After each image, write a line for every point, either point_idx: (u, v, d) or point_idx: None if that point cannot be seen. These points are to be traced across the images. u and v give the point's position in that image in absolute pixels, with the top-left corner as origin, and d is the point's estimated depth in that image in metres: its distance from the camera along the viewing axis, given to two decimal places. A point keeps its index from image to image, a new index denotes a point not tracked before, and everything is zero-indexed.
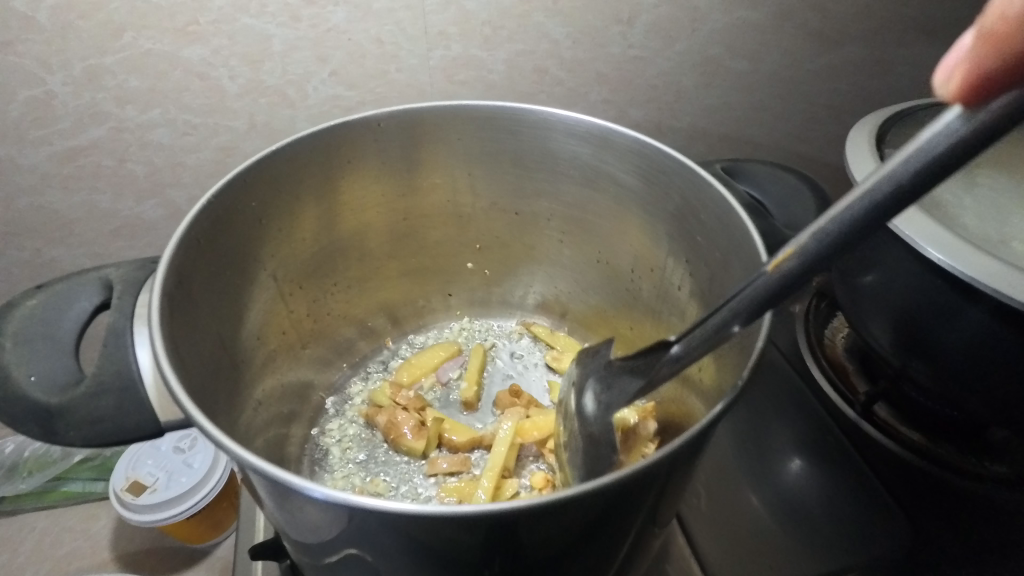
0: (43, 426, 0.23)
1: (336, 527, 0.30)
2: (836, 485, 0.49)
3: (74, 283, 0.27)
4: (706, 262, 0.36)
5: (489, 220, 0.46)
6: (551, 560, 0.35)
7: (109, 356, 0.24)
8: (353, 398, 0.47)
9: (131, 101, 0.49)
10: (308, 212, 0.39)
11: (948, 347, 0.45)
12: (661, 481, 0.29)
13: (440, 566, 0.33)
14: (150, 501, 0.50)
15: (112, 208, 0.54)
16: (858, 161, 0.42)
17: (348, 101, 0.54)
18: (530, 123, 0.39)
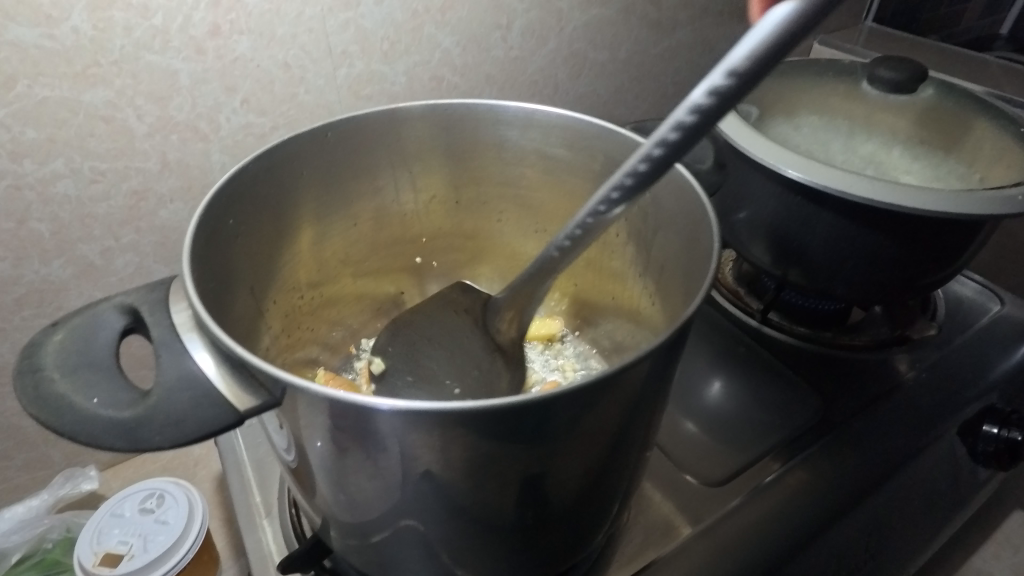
0: (128, 436, 0.24)
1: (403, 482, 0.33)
2: (763, 384, 0.60)
3: (92, 313, 0.28)
4: (640, 205, 0.42)
5: (433, 212, 0.50)
6: (580, 489, 0.39)
7: (168, 365, 0.26)
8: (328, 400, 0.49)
9: (29, 154, 0.46)
10: (273, 225, 0.40)
11: (816, 251, 0.57)
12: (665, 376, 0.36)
13: (487, 516, 0.37)
14: (130, 568, 0.47)
15: (13, 274, 0.49)
16: None
17: (260, 128, 0.54)
18: (462, 117, 0.44)
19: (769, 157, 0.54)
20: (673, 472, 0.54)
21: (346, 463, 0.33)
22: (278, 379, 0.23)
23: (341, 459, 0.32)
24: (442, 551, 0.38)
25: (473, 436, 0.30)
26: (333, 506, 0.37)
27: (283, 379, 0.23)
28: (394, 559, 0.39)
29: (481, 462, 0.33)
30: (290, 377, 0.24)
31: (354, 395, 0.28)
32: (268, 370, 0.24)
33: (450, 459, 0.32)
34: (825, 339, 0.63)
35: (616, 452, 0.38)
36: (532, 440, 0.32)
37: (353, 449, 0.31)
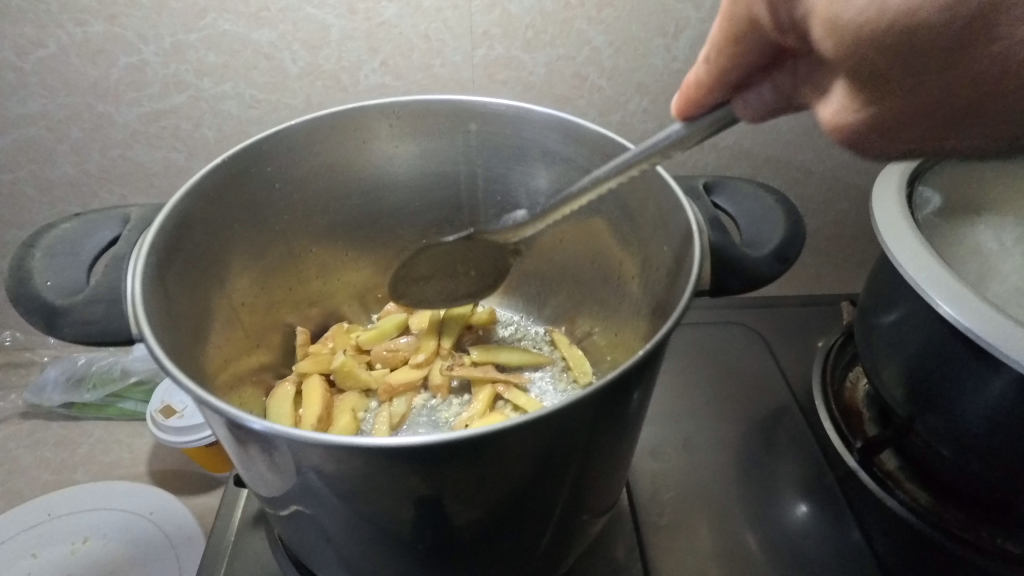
0: (46, 319, 0.28)
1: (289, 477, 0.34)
2: (824, 546, 0.48)
3: (102, 216, 0.33)
4: (672, 273, 0.37)
5: (500, 214, 0.48)
6: (483, 536, 0.37)
7: (109, 275, 0.30)
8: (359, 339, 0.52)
9: (208, 74, 0.55)
10: (322, 184, 0.43)
11: (966, 412, 0.43)
12: (584, 438, 0.34)
13: (378, 534, 0.36)
14: (176, 426, 0.56)
15: (185, 166, 0.61)
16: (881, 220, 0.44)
17: (393, 91, 0.58)
18: (530, 125, 0.42)
19: (918, 274, 0.40)
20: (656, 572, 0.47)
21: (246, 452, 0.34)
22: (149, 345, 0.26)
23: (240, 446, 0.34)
24: (337, 545, 0.38)
25: (348, 455, 0.30)
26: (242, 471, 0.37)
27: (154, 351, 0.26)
28: (300, 535, 0.40)
29: (364, 480, 0.32)
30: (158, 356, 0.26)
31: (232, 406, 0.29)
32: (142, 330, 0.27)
33: (333, 466, 0.31)
34: (945, 517, 0.48)
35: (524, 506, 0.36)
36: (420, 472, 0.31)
37: (246, 437, 0.32)
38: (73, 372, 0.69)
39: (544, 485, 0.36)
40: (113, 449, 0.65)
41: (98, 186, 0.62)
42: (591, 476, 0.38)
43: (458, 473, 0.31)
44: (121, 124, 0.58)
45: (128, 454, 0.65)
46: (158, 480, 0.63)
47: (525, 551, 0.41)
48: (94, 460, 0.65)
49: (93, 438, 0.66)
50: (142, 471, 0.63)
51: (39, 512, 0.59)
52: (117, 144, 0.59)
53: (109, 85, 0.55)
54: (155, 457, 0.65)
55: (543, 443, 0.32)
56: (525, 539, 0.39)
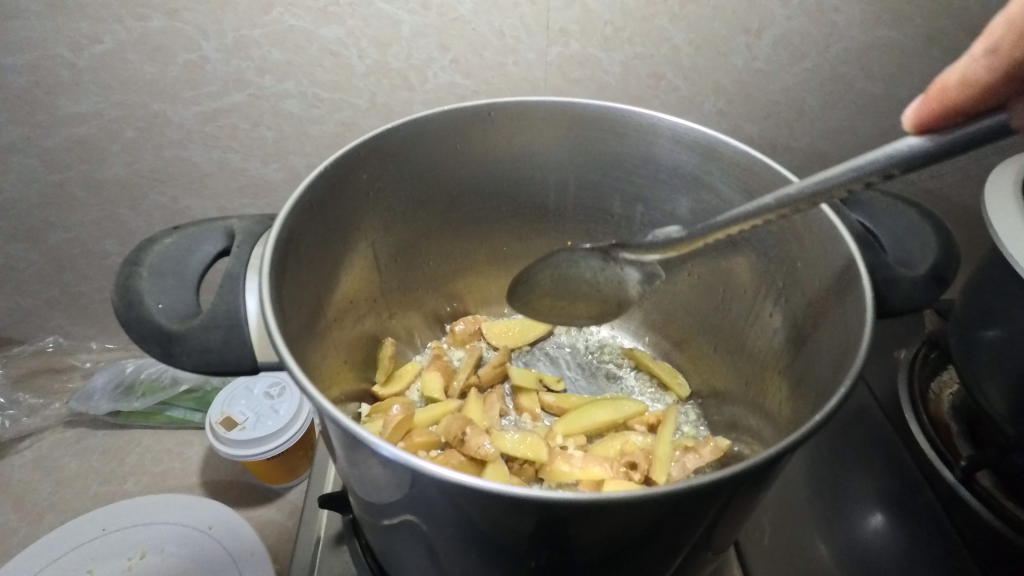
0: (163, 347, 0.26)
1: (400, 488, 0.32)
2: (913, 551, 0.48)
3: (203, 228, 0.31)
4: (807, 292, 0.35)
5: (585, 219, 0.46)
6: (599, 562, 0.34)
7: (223, 297, 0.27)
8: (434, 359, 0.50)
9: (270, 72, 0.53)
10: (414, 191, 0.41)
11: None
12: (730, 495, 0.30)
13: (488, 550, 0.34)
14: (240, 438, 0.54)
15: (241, 166, 0.59)
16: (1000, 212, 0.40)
17: (463, 90, 0.55)
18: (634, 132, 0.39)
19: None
20: None
21: (356, 453, 0.31)
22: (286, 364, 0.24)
23: (349, 447, 0.31)
24: (441, 563, 0.36)
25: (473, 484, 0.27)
26: (351, 478, 0.35)
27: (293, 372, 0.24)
28: (399, 547, 0.38)
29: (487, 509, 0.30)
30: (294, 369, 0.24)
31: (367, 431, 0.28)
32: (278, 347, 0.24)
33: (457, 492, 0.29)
34: None
35: (646, 540, 0.33)
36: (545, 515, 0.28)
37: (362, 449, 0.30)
38: (121, 379, 0.66)
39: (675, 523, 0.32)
40: (163, 458, 0.63)
41: (149, 187, 0.60)
42: (724, 518, 0.34)
43: (584, 516, 0.29)
44: (177, 123, 0.55)
45: (177, 463, 0.63)
46: (212, 490, 0.61)
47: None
48: (143, 471, 0.63)
49: (140, 447, 0.64)
50: (195, 481, 0.62)
51: (90, 527, 0.56)
52: (172, 144, 0.57)
53: (166, 82, 0.53)
54: (207, 467, 0.63)
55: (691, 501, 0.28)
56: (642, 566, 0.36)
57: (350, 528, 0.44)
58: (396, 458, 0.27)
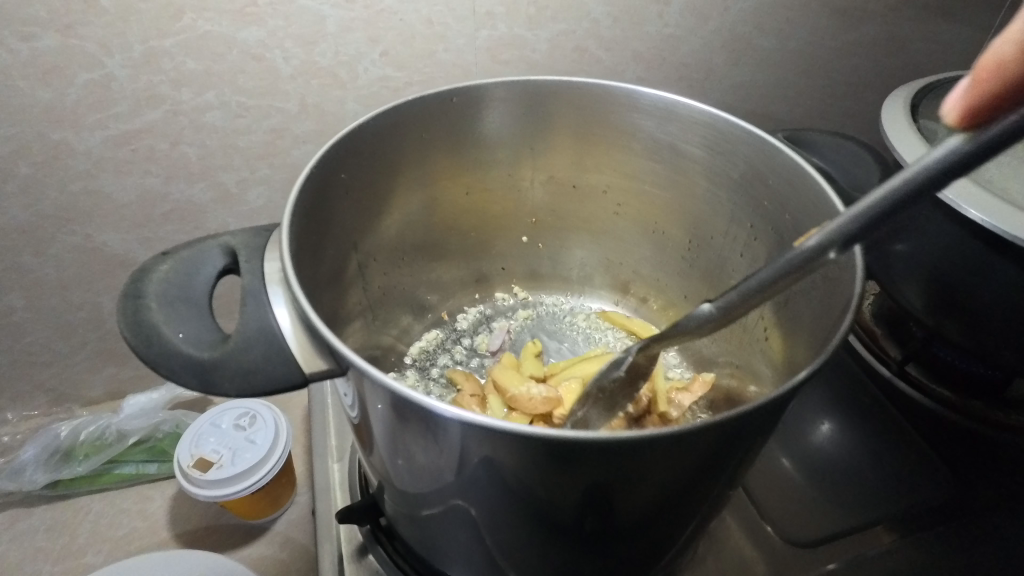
0: (200, 376, 0.25)
1: (451, 469, 0.32)
2: (868, 444, 0.53)
3: (197, 248, 0.29)
4: (776, 228, 0.38)
5: (546, 194, 0.48)
6: (642, 519, 0.35)
7: (251, 314, 0.26)
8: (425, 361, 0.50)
9: (187, 83, 0.49)
10: (388, 187, 0.41)
11: (984, 306, 0.47)
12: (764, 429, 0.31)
13: (539, 520, 0.34)
14: (218, 476, 0.50)
15: (163, 190, 0.54)
16: (901, 137, 0.47)
17: (395, 82, 0.54)
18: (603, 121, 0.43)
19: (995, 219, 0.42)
20: (757, 522, 0.52)
21: (406, 436, 0.31)
22: (351, 358, 0.23)
23: (399, 428, 0.31)
24: (493, 543, 0.37)
25: (530, 452, 0.28)
26: (391, 469, 0.36)
27: (354, 360, 0.23)
28: (439, 535, 0.38)
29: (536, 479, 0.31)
30: (357, 358, 0.24)
31: (420, 395, 0.27)
32: (338, 344, 0.24)
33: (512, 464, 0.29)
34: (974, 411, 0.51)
35: (684, 492, 0.34)
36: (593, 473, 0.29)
37: (413, 434, 0.30)
38: (57, 446, 0.61)
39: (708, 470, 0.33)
40: (123, 521, 0.58)
41: (56, 228, 0.54)
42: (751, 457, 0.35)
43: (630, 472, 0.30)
44: (82, 152, 0.50)
45: (140, 523, 0.57)
46: (189, 541, 0.56)
47: (666, 539, 0.39)
48: (101, 540, 0.57)
49: (91, 515, 0.58)
50: (166, 537, 0.57)
51: None
52: (78, 175, 0.51)
53: (65, 108, 0.47)
54: (177, 519, 0.58)
55: (739, 435, 0.29)
56: (674, 520, 0.37)
57: (371, 538, 0.43)
58: (456, 417, 0.26)
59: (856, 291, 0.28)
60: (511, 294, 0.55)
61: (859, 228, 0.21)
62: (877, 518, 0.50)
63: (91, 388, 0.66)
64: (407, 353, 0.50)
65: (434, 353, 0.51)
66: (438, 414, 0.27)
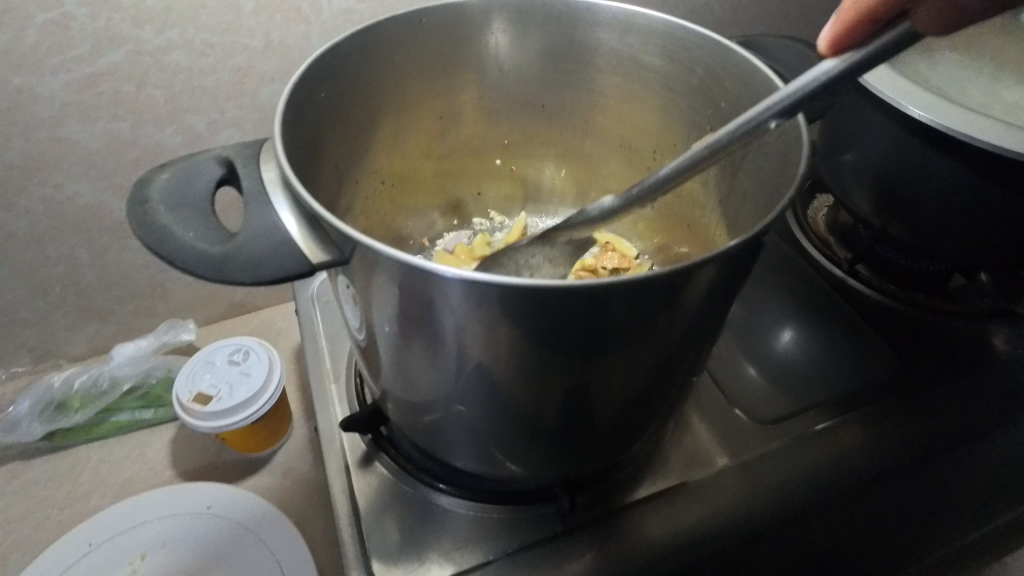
0: (214, 270, 0.26)
1: (446, 365, 0.34)
2: (830, 339, 0.56)
3: (193, 160, 0.30)
4: (733, 130, 0.41)
5: (516, 115, 0.50)
6: (622, 404, 0.38)
7: (254, 213, 0.28)
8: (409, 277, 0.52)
9: (148, 21, 0.49)
10: (364, 110, 0.42)
11: (924, 199, 0.51)
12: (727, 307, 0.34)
13: (530, 410, 0.37)
14: (219, 408, 0.52)
15: (132, 135, 0.54)
16: None
17: (359, 15, 0.55)
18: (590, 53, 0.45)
19: (941, 118, 0.44)
20: (727, 408, 0.51)
21: (403, 335, 0.33)
22: (351, 234, 0.25)
23: (397, 325, 0.32)
24: (488, 438, 0.40)
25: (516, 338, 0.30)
26: (391, 370, 0.38)
27: (355, 237, 0.25)
28: (439, 434, 0.41)
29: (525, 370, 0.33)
30: (359, 238, 0.26)
31: (423, 262, 0.25)
32: (340, 227, 0.25)
33: (501, 357, 0.32)
34: (913, 300, 0.58)
35: (660, 377, 0.37)
36: (573, 354, 0.31)
37: (411, 329, 0.32)
38: (51, 398, 0.61)
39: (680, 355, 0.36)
40: (124, 465, 0.59)
41: (26, 180, 0.53)
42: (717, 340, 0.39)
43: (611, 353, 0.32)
44: (46, 98, 0.49)
45: (142, 466, 0.59)
46: (192, 478, 0.59)
47: (642, 425, 0.43)
48: (105, 484, 0.58)
49: (92, 463, 0.59)
50: (169, 476, 0.59)
51: (76, 546, 0.52)
52: (44, 123, 0.51)
53: (25, 51, 0.47)
54: (178, 459, 0.60)
55: (710, 307, 0.32)
56: (650, 406, 0.40)
57: (376, 445, 0.46)
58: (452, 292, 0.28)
59: (801, 164, 0.31)
60: (487, 219, 0.57)
61: (785, 112, 0.26)
62: (826, 399, 0.51)
63: (74, 344, 0.66)
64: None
65: None
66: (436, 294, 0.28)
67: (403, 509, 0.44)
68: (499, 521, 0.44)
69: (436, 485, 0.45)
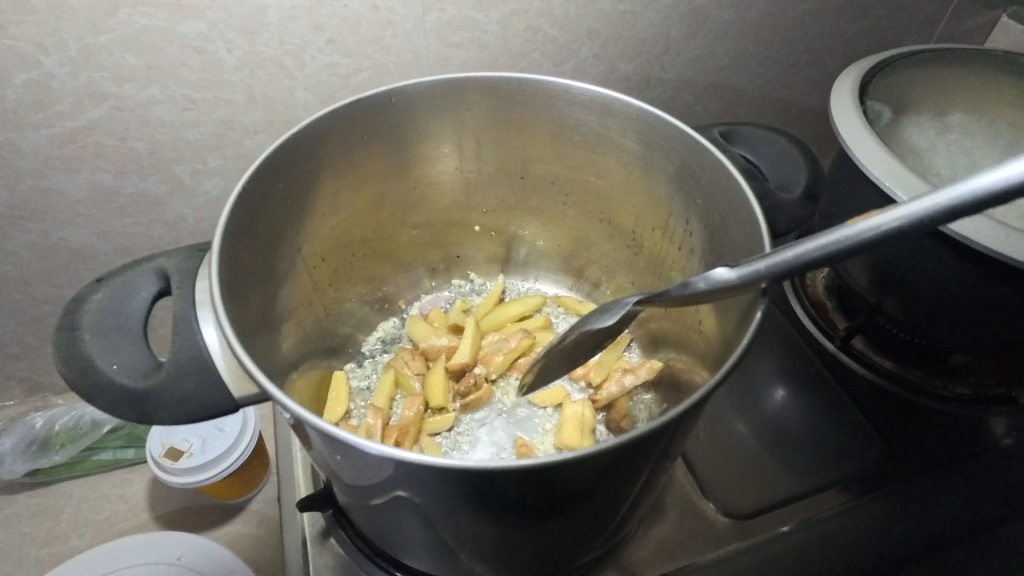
0: (136, 406, 0.26)
1: (386, 467, 0.33)
2: (815, 415, 0.54)
3: (131, 274, 0.29)
4: (708, 221, 0.39)
5: (495, 185, 0.49)
6: (573, 507, 0.37)
7: (182, 342, 0.27)
8: (380, 340, 0.52)
9: (129, 79, 0.48)
10: (329, 189, 0.41)
11: (922, 284, 0.48)
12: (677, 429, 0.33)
13: (478, 512, 0.36)
14: (189, 465, 0.52)
15: (116, 185, 0.54)
16: (845, 119, 0.48)
17: (345, 69, 0.54)
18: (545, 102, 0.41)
19: None
20: (699, 492, 0.50)
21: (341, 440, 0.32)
22: (267, 387, 0.25)
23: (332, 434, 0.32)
24: (439, 531, 0.39)
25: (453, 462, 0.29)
26: (336, 469, 0.38)
27: (270, 389, 0.25)
28: (390, 523, 0.40)
29: (465, 483, 0.33)
30: (275, 388, 0.25)
31: (350, 433, 0.29)
32: (258, 375, 0.25)
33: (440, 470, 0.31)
34: (908, 380, 0.55)
35: (610, 481, 0.36)
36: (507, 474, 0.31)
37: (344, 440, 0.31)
38: (34, 437, 0.63)
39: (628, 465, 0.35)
40: (104, 505, 0.60)
41: (11, 226, 0.54)
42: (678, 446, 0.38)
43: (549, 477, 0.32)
44: (28, 151, 0.50)
45: (121, 506, 0.60)
46: (169, 522, 0.59)
47: (597, 526, 0.42)
48: (84, 523, 0.59)
49: (73, 500, 0.60)
50: (147, 518, 0.59)
51: None
52: (27, 175, 0.51)
53: (6, 108, 0.47)
54: (157, 500, 0.60)
55: (654, 437, 0.31)
56: (604, 506, 0.39)
57: (334, 521, 0.46)
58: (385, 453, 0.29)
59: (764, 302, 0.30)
60: (468, 279, 0.56)
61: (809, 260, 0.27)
62: (804, 489, 0.50)
63: (64, 376, 0.67)
64: (365, 343, 0.52)
65: (393, 341, 0.52)
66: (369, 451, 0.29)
67: None
68: None
69: (391, 572, 0.44)
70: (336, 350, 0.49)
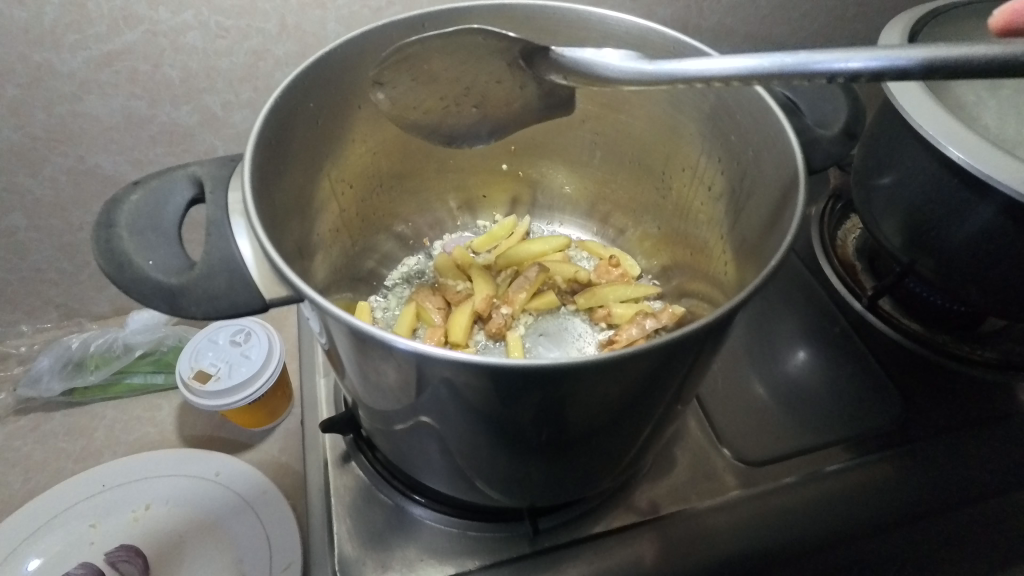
0: (169, 301, 0.27)
1: (407, 387, 0.34)
2: (837, 373, 0.53)
3: (166, 179, 0.30)
4: (739, 160, 0.39)
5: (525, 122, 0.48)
6: (589, 437, 0.37)
7: (215, 243, 0.28)
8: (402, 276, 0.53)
9: (163, 3, 0.48)
10: (359, 114, 0.42)
11: (957, 243, 0.47)
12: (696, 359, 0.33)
13: (495, 438, 0.37)
14: (217, 387, 0.54)
15: (149, 113, 0.55)
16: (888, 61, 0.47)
17: (376, 1, 0.53)
18: (462, 38, 0.35)
19: (981, 162, 0.41)
20: (713, 439, 0.50)
21: (365, 360, 0.33)
22: (303, 290, 0.26)
23: (356, 350, 0.32)
24: (457, 457, 0.40)
25: (478, 378, 0.30)
26: (360, 391, 0.38)
27: (302, 288, 0.26)
28: (410, 447, 0.42)
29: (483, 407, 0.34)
30: (310, 292, 0.26)
31: (375, 328, 0.28)
32: (289, 276, 0.26)
33: (461, 387, 0.31)
34: (937, 343, 0.54)
35: (628, 416, 0.36)
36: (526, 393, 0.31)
37: (368, 354, 0.32)
38: (69, 357, 0.65)
39: (647, 398, 0.35)
40: (134, 426, 0.62)
41: (48, 150, 0.55)
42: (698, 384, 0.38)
43: (573, 402, 0.32)
44: (65, 74, 0.50)
45: (151, 429, 0.62)
46: (196, 446, 0.61)
47: (613, 463, 0.42)
48: (116, 442, 0.62)
49: (105, 420, 0.63)
50: (175, 441, 0.62)
51: (83, 487, 0.55)
52: (64, 97, 0.52)
53: (44, 28, 0.47)
54: (184, 425, 0.63)
55: (674, 361, 0.31)
56: (620, 441, 0.39)
57: (355, 446, 0.48)
58: (412, 350, 0.28)
59: (789, 233, 0.30)
60: (491, 220, 0.56)
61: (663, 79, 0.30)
62: (822, 443, 0.49)
63: (96, 304, 0.70)
64: (388, 277, 0.52)
65: (416, 278, 0.53)
66: (395, 346, 0.28)
67: (376, 514, 0.45)
68: (466, 534, 0.44)
69: (411, 496, 0.46)
70: (361, 280, 0.50)
